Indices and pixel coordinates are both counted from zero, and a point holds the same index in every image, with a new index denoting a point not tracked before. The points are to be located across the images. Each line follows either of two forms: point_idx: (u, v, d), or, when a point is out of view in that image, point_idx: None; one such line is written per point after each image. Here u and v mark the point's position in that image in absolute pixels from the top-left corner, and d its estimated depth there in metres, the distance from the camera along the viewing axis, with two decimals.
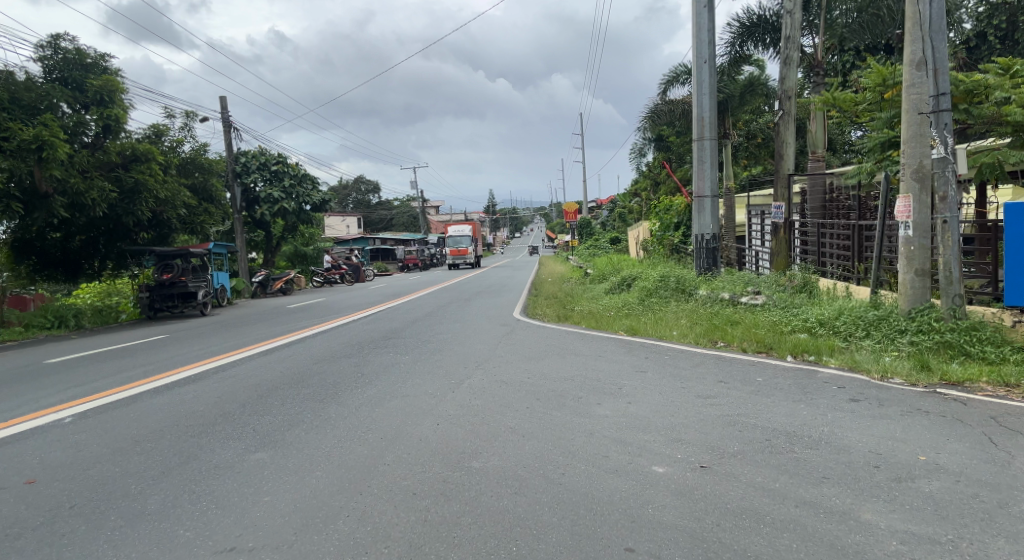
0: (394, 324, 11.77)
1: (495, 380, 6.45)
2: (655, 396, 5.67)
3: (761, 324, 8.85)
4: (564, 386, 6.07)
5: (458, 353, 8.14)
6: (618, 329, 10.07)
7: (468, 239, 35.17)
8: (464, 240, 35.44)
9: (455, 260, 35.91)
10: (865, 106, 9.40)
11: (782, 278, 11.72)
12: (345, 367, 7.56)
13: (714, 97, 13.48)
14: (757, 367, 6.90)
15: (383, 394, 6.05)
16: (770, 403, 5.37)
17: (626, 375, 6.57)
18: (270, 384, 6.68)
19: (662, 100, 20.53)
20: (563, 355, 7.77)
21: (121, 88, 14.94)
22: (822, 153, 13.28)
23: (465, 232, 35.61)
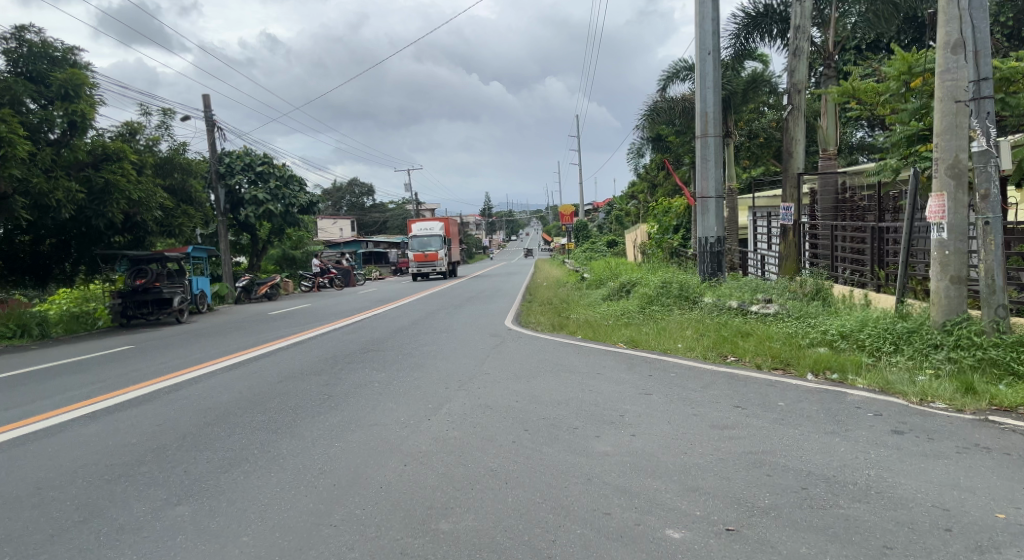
0: (377, 334, 10.93)
1: (477, 405, 5.61)
2: (664, 428, 4.83)
3: (775, 336, 8.05)
4: (557, 414, 5.23)
5: (441, 370, 7.27)
6: (617, 341, 9.22)
7: (438, 240, 30.86)
8: (433, 242, 31.11)
9: (424, 265, 31.54)
10: (887, 97, 8.66)
11: (792, 284, 10.96)
12: (312, 387, 6.68)
13: (718, 92, 12.72)
14: (776, 389, 6.07)
15: (349, 423, 5.22)
16: (800, 437, 4.56)
17: (628, 399, 5.72)
18: (223, 409, 5.83)
19: (662, 98, 19.85)
20: (556, 373, 6.90)
21: (88, 83, 14.08)
22: (834, 151, 12.52)
23: (433, 232, 31.12)
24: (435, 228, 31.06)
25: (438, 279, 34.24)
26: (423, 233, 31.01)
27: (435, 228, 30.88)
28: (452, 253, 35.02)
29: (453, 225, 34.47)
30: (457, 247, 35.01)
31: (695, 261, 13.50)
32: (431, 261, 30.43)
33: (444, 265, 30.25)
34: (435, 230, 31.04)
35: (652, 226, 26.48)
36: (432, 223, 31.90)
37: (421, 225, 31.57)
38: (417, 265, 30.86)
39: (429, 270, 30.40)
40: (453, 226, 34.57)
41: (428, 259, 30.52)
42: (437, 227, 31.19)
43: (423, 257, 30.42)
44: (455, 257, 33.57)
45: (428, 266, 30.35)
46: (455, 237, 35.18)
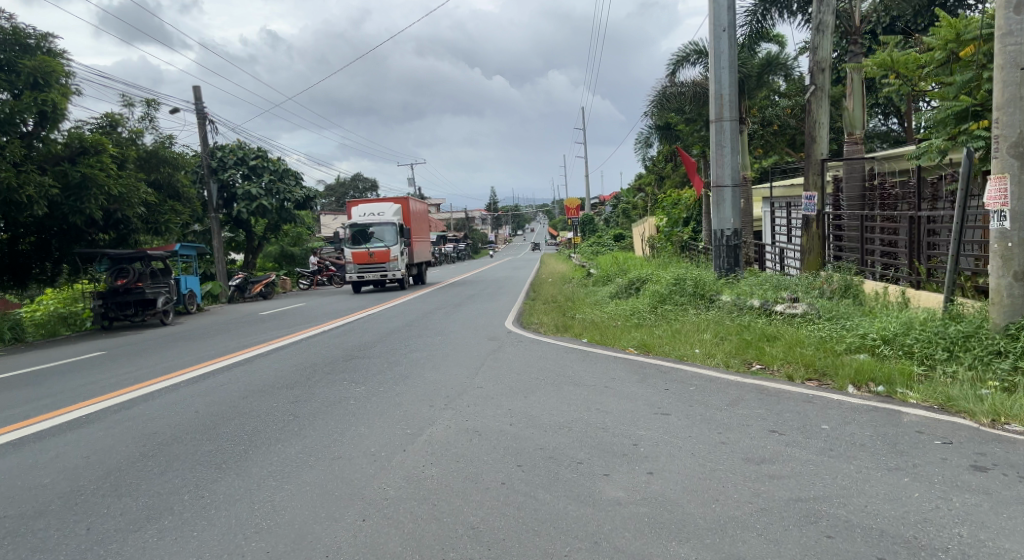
0: (366, 338, 10.08)
1: (464, 431, 4.74)
2: (688, 463, 3.95)
3: (805, 341, 7.13)
4: (560, 445, 4.33)
5: (428, 384, 6.40)
6: (627, 346, 8.31)
7: (391, 231, 21.43)
8: (383, 234, 21.36)
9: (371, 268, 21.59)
10: (930, 71, 7.67)
11: (816, 281, 10.10)
12: (278, 405, 5.83)
13: (734, 73, 11.77)
14: (816, 406, 5.16)
15: (309, 454, 4.38)
16: (859, 477, 3.65)
17: (643, 422, 4.83)
18: (170, 433, 5.02)
19: (671, 83, 18.88)
20: (559, 388, 5.98)
21: (60, 71, 13.26)
22: (860, 135, 11.57)
23: (384, 219, 21.50)
24: (389, 214, 21.50)
25: (396, 286, 25.10)
26: (367, 220, 21.36)
27: (389, 213, 21.43)
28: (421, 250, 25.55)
29: (415, 208, 24.69)
30: (421, 240, 25.43)
31: (710, 256, 12.55)
32: (379, 263, 20.99)
33: (398, 268, 20.97)
34: (386, 216, 21.53)
35: (660, 217, 25.75)
36: (383, 205, 22.26)
37: (366, 206, 21.86)
38: (360, 269, 21.20)
39: (378, 276, 21.07)
40: (417, 210, 24.90)
41: (374, 260, 21.00)
42: (391, 211, 21.61)
43: (367, 256, 20.87)
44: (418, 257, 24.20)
45: (376, 270, 21.03)
46: (421, 227, 25.62)
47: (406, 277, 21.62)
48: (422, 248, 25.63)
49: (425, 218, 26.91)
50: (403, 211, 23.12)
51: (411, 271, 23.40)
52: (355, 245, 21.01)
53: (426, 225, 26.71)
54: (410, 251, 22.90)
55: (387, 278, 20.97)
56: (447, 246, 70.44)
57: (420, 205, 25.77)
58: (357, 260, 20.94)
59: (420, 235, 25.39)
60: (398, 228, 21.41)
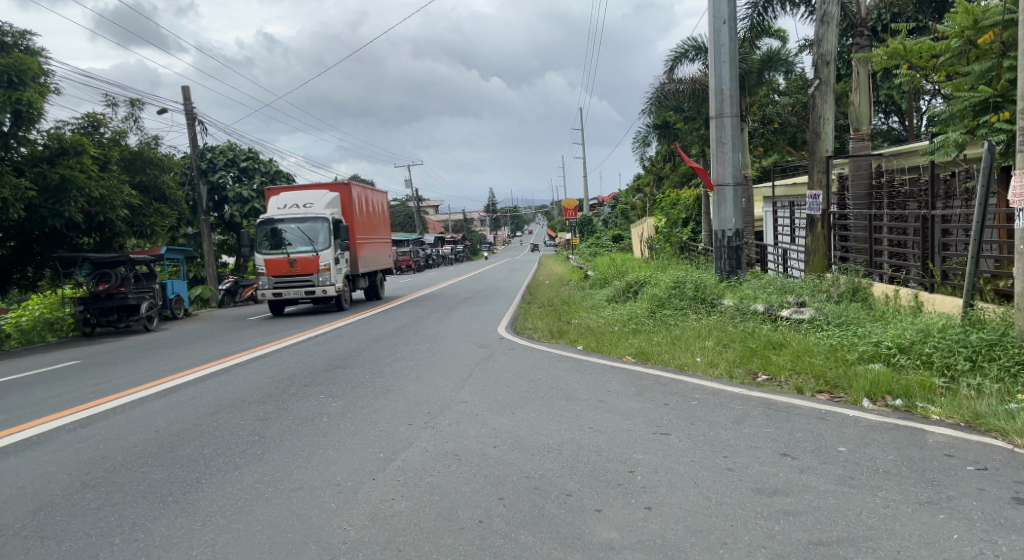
0: (351, 345, 9.65)
1: (442, 456, 4.26)
2: (692, 495, 3.50)
3: (814, 349, 6.68)
4: (550, 474, 3.85)
5: (410, 397, 5.96)
6: (624, 354, 7.82)
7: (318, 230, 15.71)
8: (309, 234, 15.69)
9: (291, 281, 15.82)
10: (946, 60, 7.20)
11: (822, 283, 9.72)
12: (247, 422, 5.37)
13: (734, 67, 11.32)
14: (830, 425, 4.72)
15: (269, 482, 3.90)
16: (887, 514, 3.19)
17: (641, 445, 4.37)
18: (121, 454, 4.51)
19: (669, 80, 18.42)
20: (551, 403, 5.50)
21: (36, 69, 12.58)
22: (867, 130, 11.13)
23: (310, 212, 15.78)
24: (319, 208, 15.86)
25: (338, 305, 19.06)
26: (288, 215, 15.79)
27: (318, 207, 15.86)
28: (376, 253, 19.59)
29: (365, 198, 18.57)
30: (375, 240, 19.37)
31: (710, 258, 12.10)
32: (301, 274, 15.38)
33: (330, 281, 15.59)
34: (315, 209, 15.83)
35: (659, 218, 25.33)
36: (313, 192, 16.45)
37: (290, 196, 16.27)
38: (276, 283, 15.54)
39: (299, 292, 15.43)
40: (367, 201, 18.81)
41: (296, 270, 15.39)
42: (322, 204, 15.99)
43: (285, 265, 15.38)
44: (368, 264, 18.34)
45: (296, 284, 15.44)
46: (375, 224, 19.49)
47: (341, 293, 16.06)
48: (377, 253, 19.69)
49: (384, 211, 20.77)
50: (343, 202, 17.13)
51: (355, 283, 17.58)
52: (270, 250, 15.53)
53: (383, 221, 20.64)
54: (352, 259, 17.07)
55: (314, 295, 15.52)
56: (445, 247, 70.09)
57: (374, 195, 19.69)
58: (273, 271, 15.45)
59: (373, 234, 19.34)
60: (331, 227, 15.83)
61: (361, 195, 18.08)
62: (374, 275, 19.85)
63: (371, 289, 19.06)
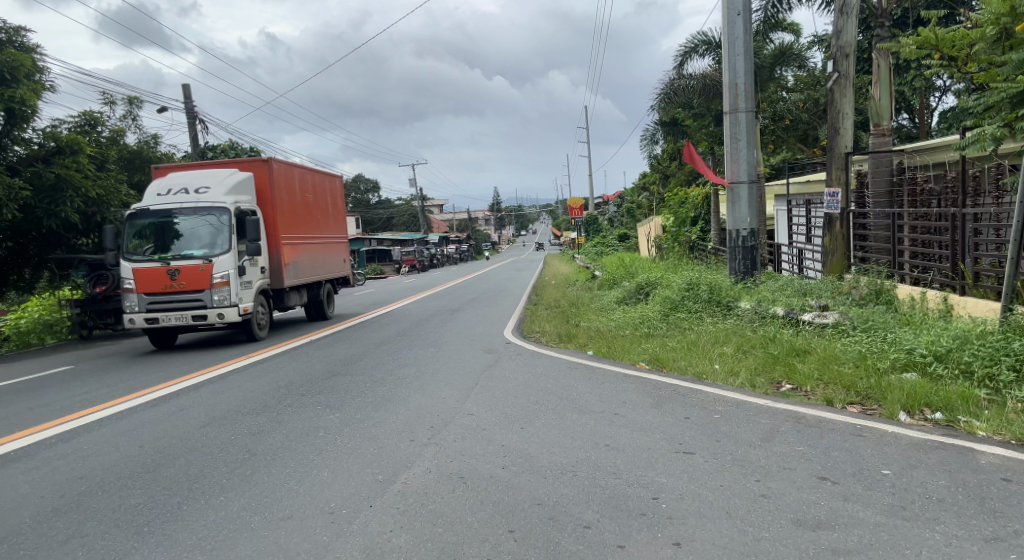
0: (352, 350, 9.29)
1: (447, 478, 3.88)
2: (732, 529, 3.10)
3: (841, 357, 6.29)
4: (567, 503, 3.46)
5: (412, 409, 5.61)
6: (638, 360, 7.43)
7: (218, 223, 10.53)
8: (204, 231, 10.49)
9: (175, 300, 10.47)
10: (980, 49, 6.78)
11: (841, 286, 9.38)
12: (238, 436, 4.97)
13: (750, 60, 10.91)
14: (870, 443, 4.33)
15: (259, 508, 3.49)
16: (953, 553, 2.79)
17: (663, 465, 4.00)
18: (99, 473, 4.09)
19: (679, 75, 17.99)
20: (562, 416, 5.14)
21: (29, 66, 12.29)
22: (888, 126, 10.70)
23: (206, 198, 10.61)
24: (218, 194, 10.66)
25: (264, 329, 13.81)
26: (172, 204, 10.58)
27: (218, 192, 10.68)
28: (324, 259, 14.38)
29: (303, 181, 13.33)
30: (320, 240, 14.10)
31: (724, 258, 11.71)
32: (187, 291, 10.07)
33: (230, 300, 10.20)
34: (212, 194, 10.68)
35: (666, 217, 24.92)
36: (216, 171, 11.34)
37: (179, 177, 11.07)
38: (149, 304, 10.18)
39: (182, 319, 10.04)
40: (306, 185, 13.49)
41: (179, 286, 10.06)
42: (222, 189, 10.76)
43: (164, 278, 10.02)
44: (305, 274, 13.10)
45: (178, 305, 10.06)
46: (320, 217, 14.19)
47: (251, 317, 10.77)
48: (325, 258, 14.45)
49: (339, 201, 15.49)
50: (261, 186, 11.87)
51: (281, 299, 12.41)
52: (144, 255, 10.24)
53: (337, 214, 15.41)
54: (272, 268, 11.85)
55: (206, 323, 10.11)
56: (449, 246, 70.15)
57: (322, 179, 14.47)
58: (145, 286, 10.06)
59: (318, 231, 14.01)
60: (234, 222, 10.58)
61: (294, 177, 12.86)
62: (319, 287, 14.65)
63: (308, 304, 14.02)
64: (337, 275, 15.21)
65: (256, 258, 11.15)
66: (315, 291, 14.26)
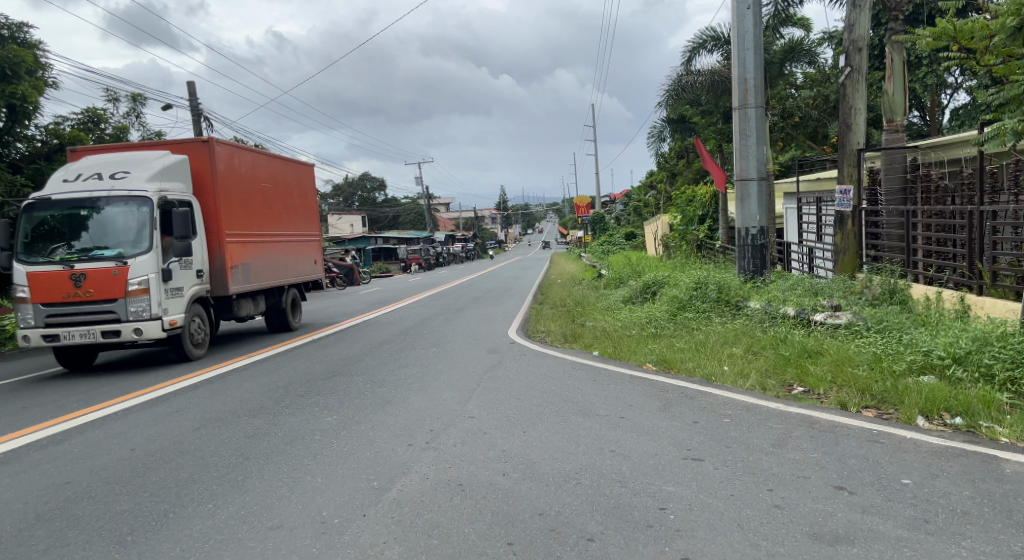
0: (354, 350, 9.15)
1: (445, 486, 3.72)
2: (746, 544, 2.91)
3: (854, 359, 6.10)
4: (570, 514, 3.28)
5: (411, 411, 5.45)
6: (645, 361, 7.25)
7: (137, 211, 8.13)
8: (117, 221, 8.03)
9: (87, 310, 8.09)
10: (1000, 41, 6.55)
11: (854, 286, 9.16)
12: (232, 438, 4.82)
13: (759, 55, 10.68)
14: (887, 449, 4.14)
15: (248, 517, 3.32)
16: None
17: (671, 473, 3.82)
18: (86, 478, 3.94)
19: (687, 71, 17.74)
20: (565, 420, 4.97)
21: (32, 62, 12.24)
22: (901, 122, 10.46)
23: (124, 183, 8.18)
24: (138, 179, 8.23)
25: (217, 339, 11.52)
26: (77, 191, 8.12)
27: (138, 176, 8.26)
28: (291, 259, 12.07)
29: (261, 168, 10.89)
30: (282, 238, 11.63)
31: (733, 257, 11.49)
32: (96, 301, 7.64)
33: (150, 313, 7.80)
34: (130, 179, 8.21)
35: (674, 216, 24.66)
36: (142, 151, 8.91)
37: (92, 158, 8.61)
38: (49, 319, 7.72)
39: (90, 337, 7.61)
40: (264, 173, 11.02)
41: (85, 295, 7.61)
42: (145, 172, 8.34)
43: (65, 286, 7.59)
44: (260, 279, 10.66)
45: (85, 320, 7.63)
46: (283, 211, 11.77)
47: (180, 331, 8.38)
48: (290, 260, 12.05)
49: (309, 193, 13.12)
50: (199, 173, 9.38)
51: (228, 307, 10.07)
52: (40, 255, 7.79)
53: (307, 208, 13.03)
54: (214, 274, 9.43)
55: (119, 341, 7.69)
56: (455, 245, 70.03)
57: (287, 167, 12.07)
58: (42, 296, 7.61)
59: (279, 227, 11.57)
60: (158, 215, 8.19)
61: (246, 162, 10.35)
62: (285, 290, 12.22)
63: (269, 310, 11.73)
64: (306, 279, 12.84)
65: (189, 259, 8.72)
66: (279, 295, 11.89)
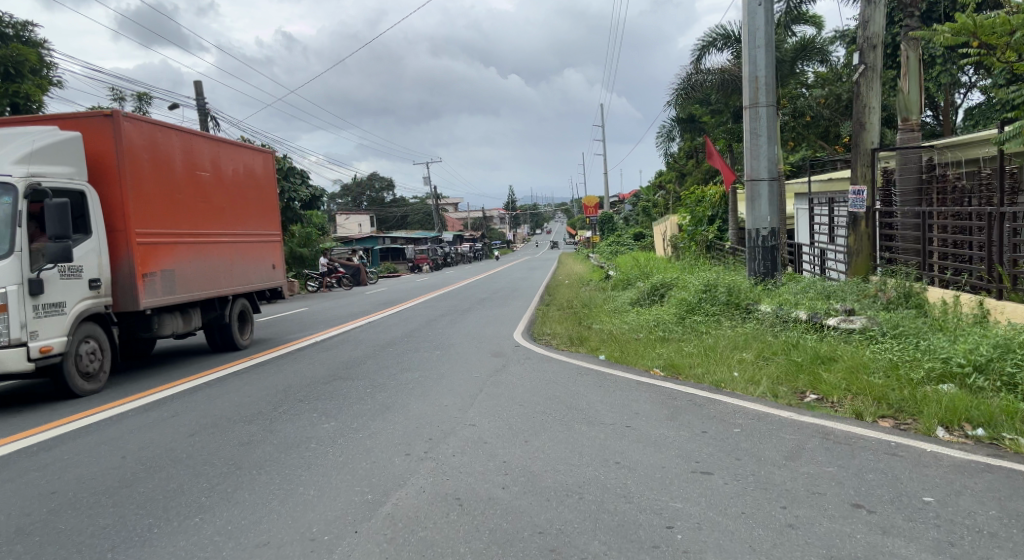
0: (356, 353, 9.01)
1: (441, 500, 3.56)
2: None
3: (869, 365, 5.90)
4: (571, 532, 3.12)
5: (411, 418, 5.30)
6: (652, 366, 7.06)
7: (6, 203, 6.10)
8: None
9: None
10: None
11: (868, 290, 8.92)
12: (225, 446, 4.68)
13: (771, 52, 10.46)
14: (907, 463, 3.94)
15: (234, 533, 3.18)
16: None
17: (679, 488, 3.64)
18: (72, 488, 3.82)
19: (697, 70, 17.51)
20: (569, 429, 4.80)
21: (35, 61, 12.29)
22: (917, 121, 10.21)
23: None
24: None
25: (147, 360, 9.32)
26: None
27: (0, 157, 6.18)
28: (237, 263, 9.93)
29: (193, 152, 8.82)
30: (223, 238, 9.51)
31: (744, 259, 11.25)
32: None
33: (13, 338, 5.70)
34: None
35: (683, 216, 24.41)
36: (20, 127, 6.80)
37: None
38: None
39: None
40: (198, 159, 8.95)
41: None
42: (12, 151, 6.28)
43: None
44: (190, 288, 8.53)
45: None
46: (226, 206, 9.69)
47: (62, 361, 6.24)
48: (235, 263, 9.90)
49: (264, 185, 11.05)
50: (100, 155, 7.23)
51: (148, 324, 7.98)
52: None
53: (261, 203, 10.94)
54: (118, 284, 7.31)
55: None
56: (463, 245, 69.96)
57: (233, 154, 9.99)
58: None
59: (219, 225, 9.45)
60: (27, 209, 6.11)
61: (175, 146, 8.37)
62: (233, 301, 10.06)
63: (212, 323, 9.58)
64: (260, 286, 10.73)
65: (74, 267, 6.55)
66: (224, 307, 9.68)
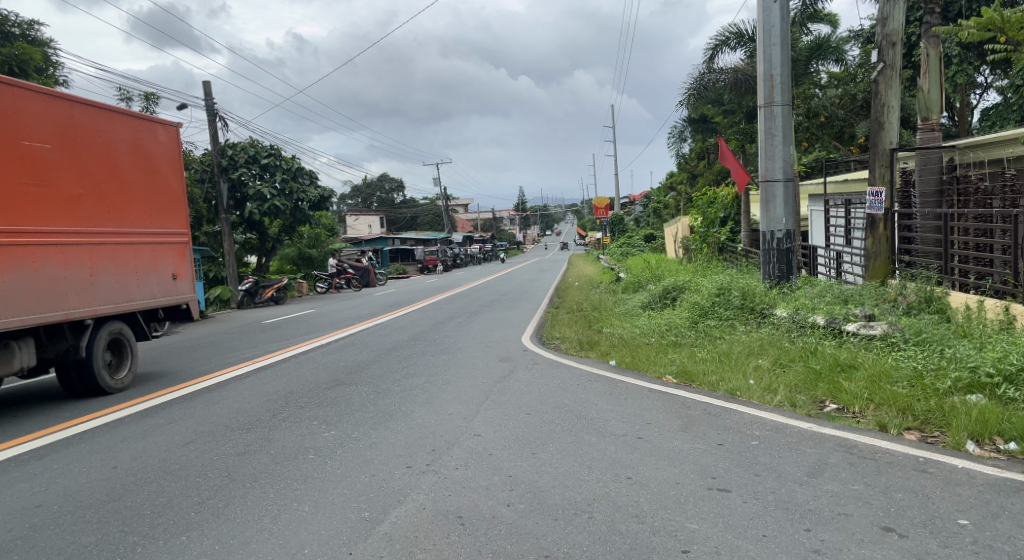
0: (361, 357, 8.84)
1: (441, 518, 3.37)
2: None
3: (892, 375, 5.63)
4: (579, 555, 2.91)
5: (414, 428, 5.11)
6: (664, 373, 6.83)
7: None
8: None
9: None
10: None
11: (889, 294, 8.61)
12: (221, 456, 4.52)
13: (787, 50, 10.19)
14: (938, 482, 3.70)
15: (221, 553, 3.01)
16: None
17: (693, 507, 3.43)
18: (58, 501, 3.67)
19: (709, 69, 17.24)
20: (579, 441, 4.60)
21: (38, 60, 12.38)
22: (937, 121, 9.89)
23: None
24: None
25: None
26: None
27: None
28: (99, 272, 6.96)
29: (21, 114, 6.02)
30: (75, 239, 6.63)
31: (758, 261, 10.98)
32: None
33: None
34: None
35: (695, 218, 24.11)
36: None
37: None
38: None
39: None
40: (34, 125, 6.18)
41: None
42: None
43: None
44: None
45: None
46: (86, 193, 6.80)
47: None
48: (97, 273, 6.94)
49: (161, 164, 8.10)
50: None
51: None
52: None
53: (154, 191, 7.99)
54: None
55: None
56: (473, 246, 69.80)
57: (104, 122, 7.13)
58: None
59: (72, 220, 6.60)
60: None
61: None
62: (98, 326, 7.09)
63: (59, 359, 6.62)
64: (146, 302, 7.72)
65: None
66: (78, 337, 6.75)
